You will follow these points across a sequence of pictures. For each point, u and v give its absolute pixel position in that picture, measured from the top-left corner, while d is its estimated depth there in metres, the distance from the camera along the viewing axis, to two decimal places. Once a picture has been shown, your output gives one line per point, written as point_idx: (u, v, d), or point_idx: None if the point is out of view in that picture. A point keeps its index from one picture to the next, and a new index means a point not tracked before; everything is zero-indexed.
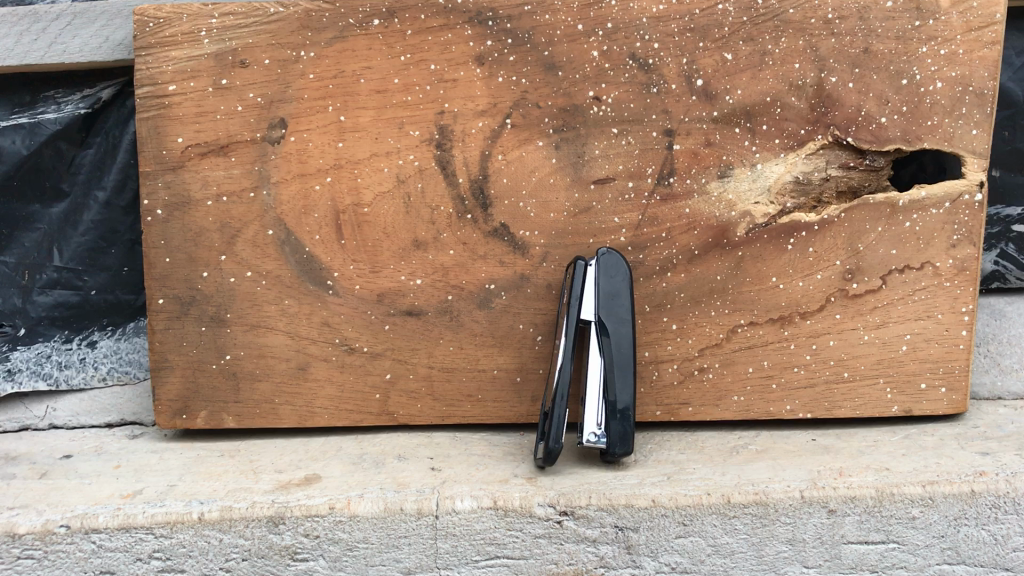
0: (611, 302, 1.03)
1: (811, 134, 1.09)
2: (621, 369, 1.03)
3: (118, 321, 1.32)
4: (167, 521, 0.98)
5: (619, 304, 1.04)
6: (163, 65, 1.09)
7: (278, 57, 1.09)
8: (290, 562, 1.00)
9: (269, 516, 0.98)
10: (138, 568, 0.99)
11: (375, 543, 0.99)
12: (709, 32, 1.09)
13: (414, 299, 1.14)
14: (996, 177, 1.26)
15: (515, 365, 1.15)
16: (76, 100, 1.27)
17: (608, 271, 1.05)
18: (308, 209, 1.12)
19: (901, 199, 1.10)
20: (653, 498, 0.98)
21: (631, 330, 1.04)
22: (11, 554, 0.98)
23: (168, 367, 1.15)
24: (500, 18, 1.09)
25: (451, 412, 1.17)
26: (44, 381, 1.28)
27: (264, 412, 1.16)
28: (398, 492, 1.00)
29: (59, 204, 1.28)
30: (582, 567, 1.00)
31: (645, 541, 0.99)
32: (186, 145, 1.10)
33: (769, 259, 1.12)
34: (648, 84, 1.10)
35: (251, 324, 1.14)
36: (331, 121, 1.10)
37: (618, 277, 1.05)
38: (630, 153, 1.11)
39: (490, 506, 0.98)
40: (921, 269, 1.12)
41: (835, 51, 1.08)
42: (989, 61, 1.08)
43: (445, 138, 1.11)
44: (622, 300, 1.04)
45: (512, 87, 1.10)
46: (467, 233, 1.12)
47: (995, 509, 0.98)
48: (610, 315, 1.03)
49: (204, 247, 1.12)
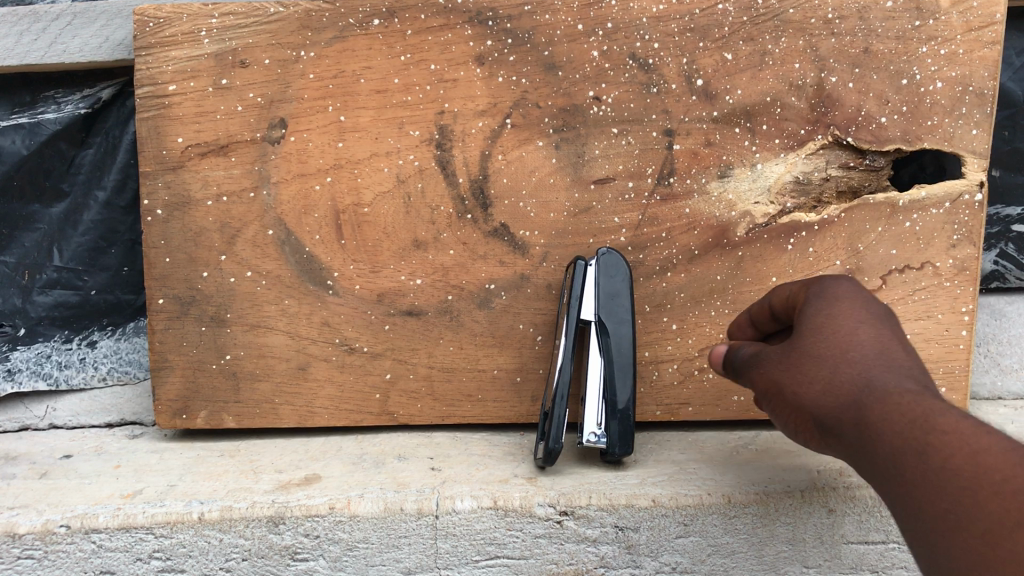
0: (611, 302, 1.03)
1: (812, 134, 1.09)
2: (620, 369, 1.03)
3: (118, 321, 1.32)
4: (167, 521, 0.98)
5: (619, 304, 1.04)
6: (163, 65, 1.09)
7: (278, 57, 1.09)
8: (291, 562, 1.00)
9: (269, 516, 0.98)
10: (138, 568, 1.00)
11: (375, 543, 0.99)
12: (710, 32, 1.09)
13: (414, 299, 1.14)
14: (996, 177, 1.26)
15: (515, 365, 1.15)
16: (76, 100, 1.27)
17: (608, 270, 1.05)
18: (308, 209, 1.12)
19: (902, 199, 1.10)
20: (653, 498, 0.98)
21: (631, 329, 1.04)
22: (11, 554, 0.98)
23: (168, 367, 1.15)
24: (500, 18, 1.09)
25: (451, 412, 1.17)
26: (44, 381, 1.28)
27: (265, 412, 1.16)
28: (398, 492, 1.00)
29: (59, 204, 1.28)
30: (582, 566, 1.01)
31: (645, 541, 0.99)
32: (186, 145, 1.10)
33: (769, 259, 1.12)
34: (648, 84, 1.10)
35: (251, 324, 1.14)
36: (331, 121, 1.10)
37: (618, 277, 1.05)
38: (631, 153, 1.11)
39: (490, 506, 0.98)
40: (921, 269, 1.12)
41: (836, 51, 1.08)
42: (990, 61, 1.08)
43: (445, 138, 1.11)
44: (622, 300, 1.04)
45: (512, 87, 1.10)
46: (467, 233, 1.12)
47: None
48: (610, 315, 1.03)
49: (204, 247, 1.12)
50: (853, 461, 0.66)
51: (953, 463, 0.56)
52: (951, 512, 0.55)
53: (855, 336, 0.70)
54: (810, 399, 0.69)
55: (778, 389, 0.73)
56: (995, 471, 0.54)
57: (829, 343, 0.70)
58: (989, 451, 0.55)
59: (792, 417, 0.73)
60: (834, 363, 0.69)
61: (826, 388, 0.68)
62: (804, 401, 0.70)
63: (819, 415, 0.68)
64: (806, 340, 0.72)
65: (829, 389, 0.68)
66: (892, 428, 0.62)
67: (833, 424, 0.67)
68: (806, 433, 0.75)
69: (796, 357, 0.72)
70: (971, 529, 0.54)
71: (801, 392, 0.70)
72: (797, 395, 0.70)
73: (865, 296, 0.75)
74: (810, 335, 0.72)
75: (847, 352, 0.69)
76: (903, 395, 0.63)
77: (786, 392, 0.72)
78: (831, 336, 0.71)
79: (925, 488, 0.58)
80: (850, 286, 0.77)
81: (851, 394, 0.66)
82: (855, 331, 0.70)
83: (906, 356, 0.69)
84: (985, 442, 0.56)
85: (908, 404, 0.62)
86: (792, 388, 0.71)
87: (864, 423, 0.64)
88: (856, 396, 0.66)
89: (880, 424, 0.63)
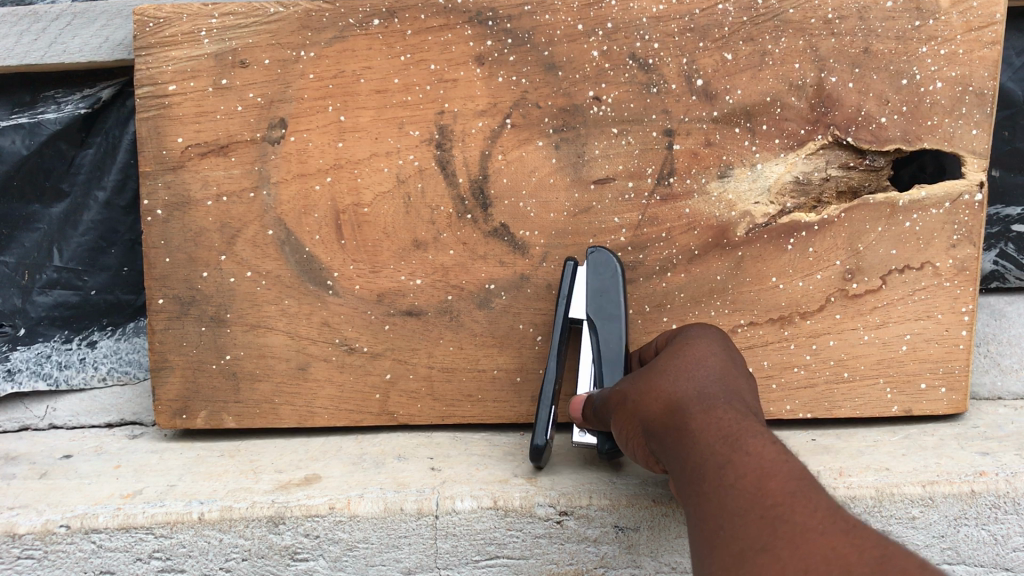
0: (598, 299, 1.03)
1: (812, 134, 1.09)
2: (610, 364, 1.00)
3: (118, 321, 1.32)
4: (167, 521, 0.98)
5: (607, 300, 1.02)
6: (163, 65, 1.09)
7: (278, 57, 1.09)
8: (290, 562, 1.00)
9: (269, 516, 0.98)
10: (138, 568, 1.00)
11: (375, 543, 1.00)
12: (709, 32, 1.09)
13: (414, 299, 1.14)
14: (996, 177, 1.27)
15: (515, 365, 1.15)
16: (76, 100, 1.26)
17: (597, 270, 1.05)
18: (308, 209, 1.12)
19: (902, 199, 1.10)
20: (653, 498, 0.99)
21: (623, 325, 1.01)
22: (11, 554, 0.98)
23: (168, 367, 1.15)
24: (500, 18, 1.09)
25: (451, 412, 1.16)
26: (44, 381, 1.28)
27: (264, 412, 1.16)
28: (398, 492, 1.00)
29: (59, 204, 1.28)
30: (582, 566, 1.01)
31: (646, 541, 1.00)
32: (186, 145, 1.10)
33: (769, 259, 1.12)
34: (648, 84, 1.10)
35: (251, 324, 1.14)
36: (331, 121, 1.10)
37: (607, 274, 1.04)
38: (631, 152, 1.11)
39: (490, 506, 0.99)
40: (921, 269, 1.12)
41: (836, 51, 1.08)
42: (989, 61, 1.08)
43: (445, 138, 1.11)
44: (610, 296, 1.03)
45: (512, 87, 1.10)
46: (467, 233, 1.12)
47: (995, 509, 0.98)
48: (598, 311, 1.02)
49: (204, 247, 1.12)
50: (667, 463, 0.75)
51: (743, 483, 0.65)
52: (726, 526, 0.64)
53: (698, 359, 0.81)
54: (652, 411, 0.77)
55: (626, 402, 0.81)
56: (767, 497, 0.63)
57: (681, 365, 0.80)
58: (774, 479, 0.64)
59: (631, 425, 0.80)
60: (676, 381, 0.78)
61: (663, 398, 0.77)
62: (646, 411, 0.78)
63: (655, 425, 0.77)
64: (664, 361, 0.82)
65: (665, 403, 0.77)
66: (711, 447, 0.69)
67: (659, 431, 0.76)
68: (634, 447, 0.82)
69: (650, 375, 0.81)
70: (732, 543, 0.63)
71: (640, 405, 0.79)
72: (643, 405, 0.79)
73: (715, 336, 0.87)
74: (669, 360, 0.82)
75: (694, 373, 0.79)
76: (733, 423, 0.71)
77: (628, 402, 0.81)
78: (683, 361, 0.81)
79: (712, 501, 0.66)
80: (709, 331, 0.88)
81: (685, 409, 0.75)
82: (705, 358, 0.81)
83: (739, 387, 0.79)
84: (778, 473, 0.65)
85: (733, 432, 0.70)
86: (643, 396, 0.79)
87: (690, 437, 0.72)
88: (688, 412, 0.74)
89: (703, 443, 0.70)
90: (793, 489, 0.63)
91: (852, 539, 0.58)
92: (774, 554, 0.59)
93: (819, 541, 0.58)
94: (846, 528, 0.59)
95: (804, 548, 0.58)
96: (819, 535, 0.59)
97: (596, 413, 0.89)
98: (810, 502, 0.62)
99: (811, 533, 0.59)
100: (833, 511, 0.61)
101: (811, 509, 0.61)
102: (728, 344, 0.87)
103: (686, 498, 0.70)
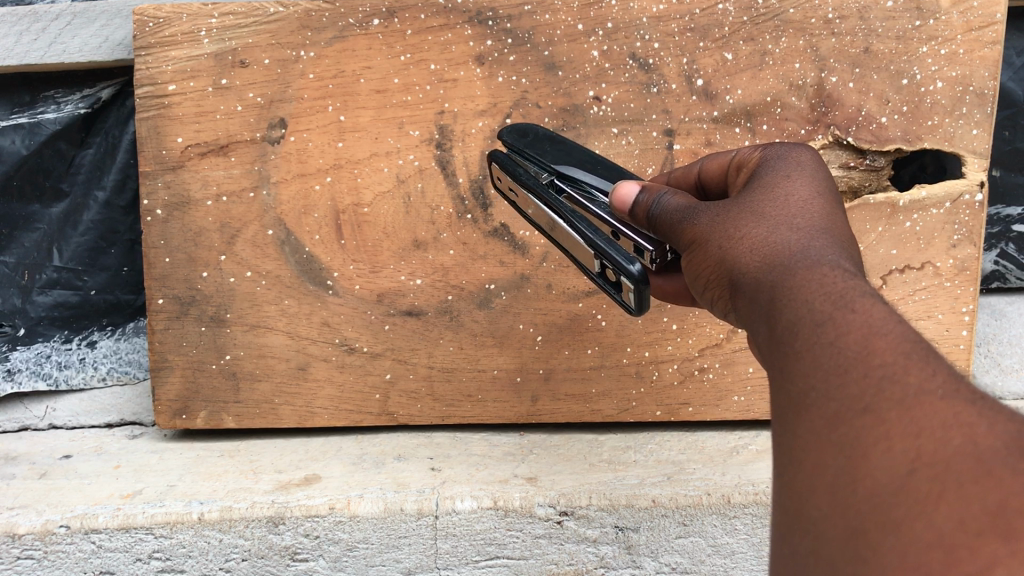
0: (562, 156, 0.90)
1: (812, 134, 1.09)
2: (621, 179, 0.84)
3: (118, 321, 1.33)
4: (167, 521, 0.99)
5: (571, 154, 0.91)
6: (163, 65, 1.09)
7: (278, 57, 1.09)
8: (291, 562, 1.02)
9: (269, 516, 0.99)
10: (138, 568, 1.01)
11: (375, 543, 1.01)
12: (709, 32, 1.08)
13: (414, 299, 1.13)
14: (996, 177, 1.26)
15: (515, 365, 1.15)
16: (76, 100, 1.25)
17: (543, 147, 0.94)
18: (308, 209, 1.12)
19: (902, 198, 1.10)
20: (653, 498, 1.00)
21: (601, 162, 0.89)
22: (11, 554, 0.99)
23: (168, 367, 1.15)
24: (500, 18, 1.09)
25: (451, 413, 1.16)
26: (44, 381, 1.28)
27: (265, 412, 1.16)
28: (398, 492, 1.01)
29: (59, 204, 1.28)
30: (582, 566, 1.03)
31: (645, 541, 1.02)
32: (185, 145, 1.10)
33: None
34: (648, 84, 1.10)
35: (251, 324, 1.14)
36: (331, 121, 1.10)
37: (552, 145, 0.94)
38: (630, 152, 1.11)
39: (490, 506, 1.00)
40: (921, 269, 1.12)
41: (836, 51, 1.08)
42: (990, 61, 1.07)
43: (445, 138, 1.11)
44: (570, 151, 0.92)
45: (512, 87, 1.10)
46: (467, 233, 1.12)
47: None
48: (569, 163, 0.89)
49: (204, 247, 1.12)
50: (747, 319, 0.56)
51: (844, 340, 0.45)
52: (815, 385, 0.45)
53: (798, 202, 0.61)
54: (734, 259, 0.59)
55: (701, 246, 0.63)
56: (874, 355, 0.43)
57: (776, 211, 0.61)
58: (885, 335, 0.44)
59: (708, 275, 0.62)
60: (771, 231, 0.58)
61: (757, 252, 0.57)
62: (728, 260, 0.59)
63: (736, 274, 0.58)
64: (754, 202, 0.63)
65: (757, 254, 0.57)
66: (803, 293, 0.50)
67: (740, 282, 0.57)
68: (708, 295, 0.63)
69: (735, 219, 0.62)
70: (823, 411, 0.44)
71: (726, 251, 0.60)
72: (724, 252, 0.60)
73: (822, 173, 0.67)
74: (760, 201, 0.63)
75: (792, 217, 0.59)
76: (835, 269, 0.51)
77: (709, 248, 0.62)
78: (781, 202, 0.62)
79: (804, 359, 0.47)
80: (808, 158, 0.68)
81: (776, 257, 0.55)
82: (806, 202, 0.61)
83: (847, 233, 0.59)
84: (891, 328, 0.45)
85: (834, 279, 0.50)
86: (726, 240, 0.60)
87: (779, 286, 0.52)
88: (780, 260, 0.55)
89: (793, 290, 0.51)
90: (908, 346, 0.43)
91: (987, 408, 0.39)
92: (878, 419, 0.41)
93: (937, 406, 0.40)
94: (975, 397, 0.40)
95: (917, 414, 0.40)
96: (939, 398, 0.40)
97: (657, 229, 0.71)
98: (930, 364, 0.42)
99: (926, 397, 0.40)
100: (960, 377, 0.42)
101: (932, 370, 0.42)
102: (834, 185, 0.66)
103: (770, 358, 0.51)
